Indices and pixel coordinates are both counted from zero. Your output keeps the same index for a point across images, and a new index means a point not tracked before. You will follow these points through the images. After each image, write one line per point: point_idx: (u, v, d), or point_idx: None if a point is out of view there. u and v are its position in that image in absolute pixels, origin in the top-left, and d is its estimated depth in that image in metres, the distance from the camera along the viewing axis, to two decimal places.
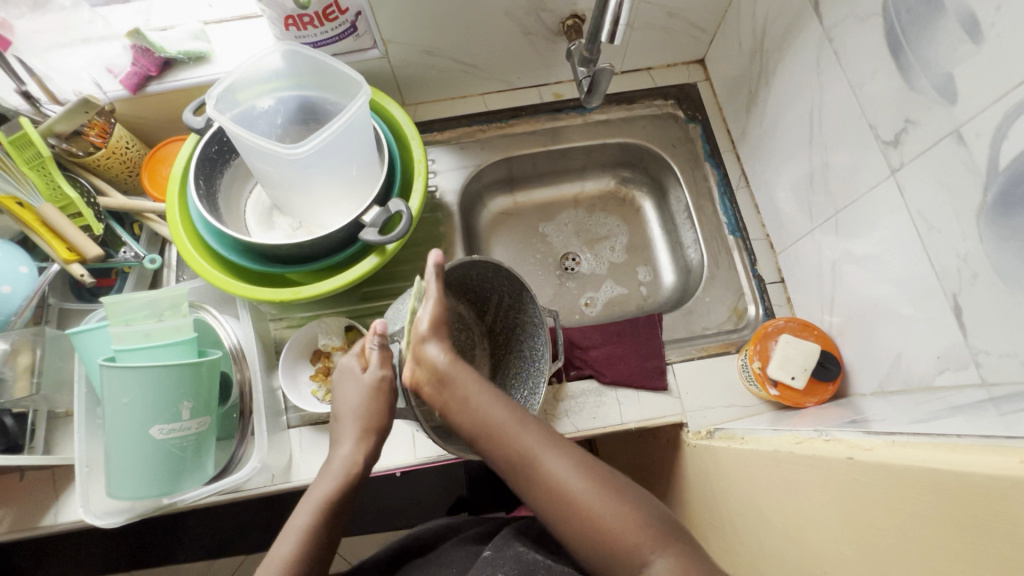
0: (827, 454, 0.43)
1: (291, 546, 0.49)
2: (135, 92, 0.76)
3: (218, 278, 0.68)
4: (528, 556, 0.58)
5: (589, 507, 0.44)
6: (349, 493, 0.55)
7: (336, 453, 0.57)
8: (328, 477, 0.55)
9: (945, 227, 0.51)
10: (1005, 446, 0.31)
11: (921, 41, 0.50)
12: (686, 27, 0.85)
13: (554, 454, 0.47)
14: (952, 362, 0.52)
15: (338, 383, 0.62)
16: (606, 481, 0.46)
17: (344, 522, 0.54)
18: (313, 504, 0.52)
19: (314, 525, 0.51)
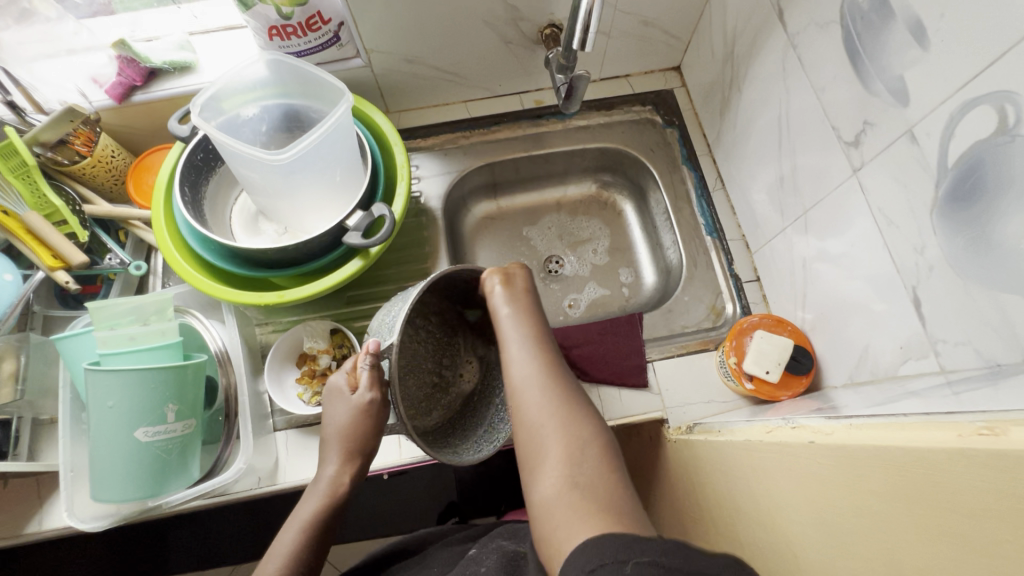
0: (793, 439, 0.45)
1: (278, 566, 0.53)
2: (120, 102, 0.77)
3: (203, 284, 0.69)
4: (509, 546, 0.61)
5: (537, 407, 0.50)
6: (333, 511, 0.57)
7: (321, 472, 0.59)
8: (313, 496, 0.58)
9: (903, 223, 0.53)
10: (948, 422, 0.32)
11: (876, 46, 0.53)
12: (661, 35, 0.88)
13: (528, 364, 0.53)
14: (913, 352, 0.54)
15: (329, 402, 0.61)
16: (566, 398, 0.50)
17: (329, 538, 0.57)
18: (297, 526, 0.55)
19: (298, 546, 0.55)
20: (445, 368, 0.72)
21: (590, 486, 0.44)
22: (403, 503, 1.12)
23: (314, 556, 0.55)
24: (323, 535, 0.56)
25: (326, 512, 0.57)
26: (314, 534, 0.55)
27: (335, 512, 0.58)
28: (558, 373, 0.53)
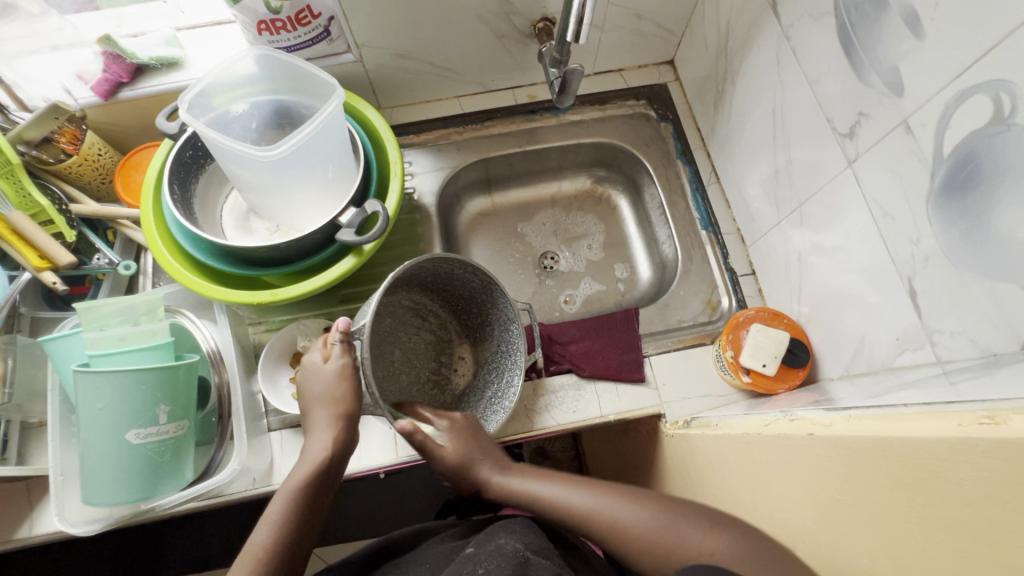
0: (791, 431, 0.44)
1: (269, 535, 0.52)
2: (107, 98, 0.75)
3: (192, 281, 0.68)
4: (510, 548, 0.59)
5: (670, 542, 0.47)
6: (322, 479, 0.56)
7: (309, 439, 0.59)
8: (302, 463, 0.57)
9: (898, 214, 0.53)
10: (946, 411, 0.32)
11: (870, 38, 0.53)
12: (654, 29, 0.88)
13: (623, 507, 0.52)
14: (909, 343, 0.54)
15: (307, 377, 0.61)
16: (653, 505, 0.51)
17: (321, 507, 0.56)
18: (286, 492, 0.55)
19: (286, 512, 0.53)
20: (439, 365, 0.77)
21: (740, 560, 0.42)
22: (401, 502, 1.12)
23: (308, 526, 0.54)
24: (314, 501, 0.55)
25: (316, 479, 0.56)
26: (305, 500, 0.55)
27: (326, 477, 0.57)
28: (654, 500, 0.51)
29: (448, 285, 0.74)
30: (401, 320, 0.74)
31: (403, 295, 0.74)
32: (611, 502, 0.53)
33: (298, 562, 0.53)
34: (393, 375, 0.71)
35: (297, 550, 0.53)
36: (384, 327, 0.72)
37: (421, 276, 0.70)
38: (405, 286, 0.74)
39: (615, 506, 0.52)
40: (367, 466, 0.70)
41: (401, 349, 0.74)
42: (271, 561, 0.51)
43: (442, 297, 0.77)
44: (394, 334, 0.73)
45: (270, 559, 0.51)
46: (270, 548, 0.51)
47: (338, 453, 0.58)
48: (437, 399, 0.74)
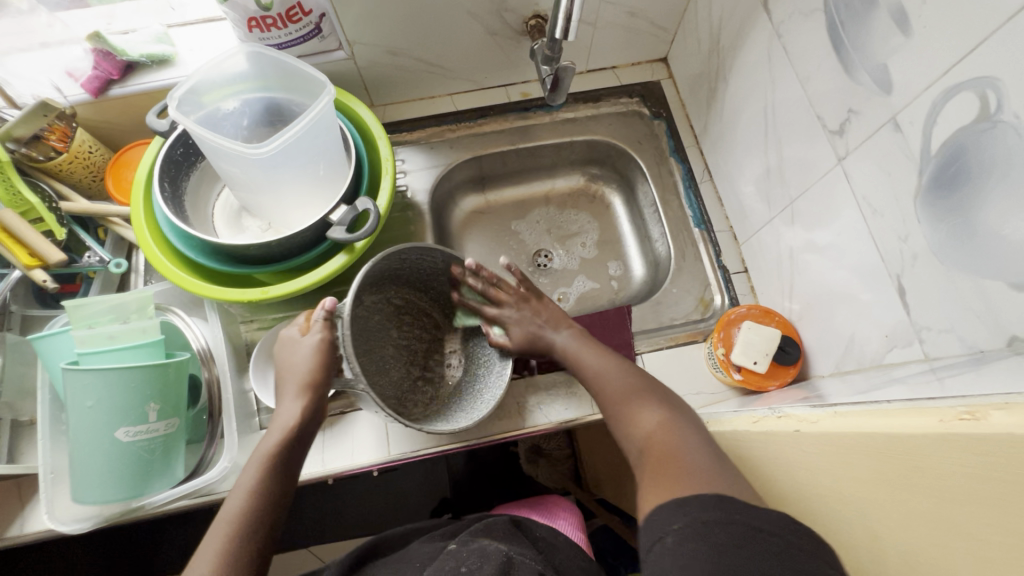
0: (778, 428, 0.44)
1: (243, 502, 0.51)
2: (97, 96, 0.75)
3: (179, 277, 0.68)
4: (491, 547, 0.61)
5: (640, 413, 0.54)
6: (291, 448, 0.56)
7: (281, 411, 0.58)
8: (273, 433, 0.56)
9: (886, 211, 0.53)
10: (929, 408, 0.32)
11: (859, 34, 0.53)
12: (647, 26, 0.88)
13: (617, 371, 0.61)
14: (898, 340, 0.54)
15: (285, 355, 0.61)
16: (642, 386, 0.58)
17: (293, 475, 0.56)
18: (258, 463, 0.54)
19: (258, 483, 0.53)
20: (430, 362, 0.76)
21: (671, 440, 0.49)
22: (396, 500, 1.12)
23: (281, 491, 0.54)
24: (286, 468, 0.55)
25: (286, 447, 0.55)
26: (276, 466, 0.54)
27: (295, 446, 0.56)
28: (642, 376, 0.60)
29: (437, 280, 0.75)
30: (391, 316, 0.74)
31: (394, 292, 0.74)
32: (610, 369, 0.62)
33: (273, 529, 0.52)
34: (384, 370, 0.71)
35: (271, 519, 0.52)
36: (375, 323, 0.72)
37: (411, 269, 0.71)
38: (393, 284, 0.73)
39: (612, 371, 0.61)
40: (359, 464, 0.70)
41: (391, 345, 0.73)
42: (246, 527, 0.50)
43: (431, 294, 0.78)
44: (385, 329, 0.73)
45: (244, 524, 0.50)
46: (244, 514, 0.50)
47: (308, 423, 0.58)
48: (428, 394, 0.74)
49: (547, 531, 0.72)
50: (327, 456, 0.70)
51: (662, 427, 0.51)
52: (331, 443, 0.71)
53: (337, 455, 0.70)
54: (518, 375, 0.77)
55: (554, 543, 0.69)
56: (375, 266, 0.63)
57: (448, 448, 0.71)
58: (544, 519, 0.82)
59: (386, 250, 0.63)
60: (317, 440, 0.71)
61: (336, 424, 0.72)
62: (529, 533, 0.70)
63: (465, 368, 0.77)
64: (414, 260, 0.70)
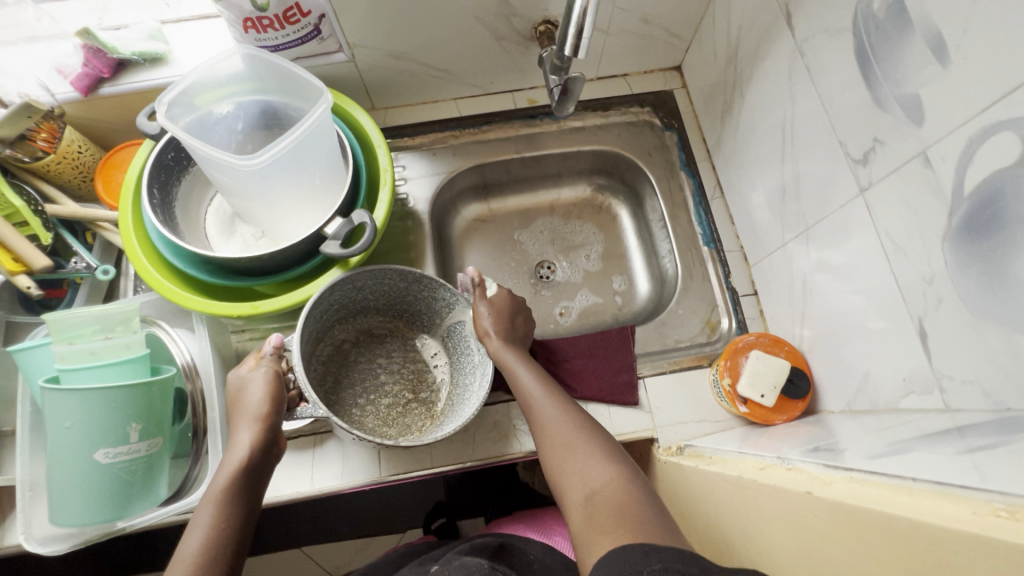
0: (787, 484, 0.42)
1: (202, 539, 0.48)
2: (87, 94, 0.72)
3: (172, 291, 0.65)
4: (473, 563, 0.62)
5: (586, 464, 0.51)
6: (248, 478, 0.53)
7: (233, 441, 0.55)
8: (226, 464, 0.54)
9: (910, 249, 0.50)
10: (959, 496, 0.30)
11: (890, 60, 0.49)
12: (662, 34, 0.84)
13: (557, 409, 0.58)
14: (917, 385, 0.51)
15: (235, 393, 0.59)
16: (588, 431, 0.55)
17: (252, 505, 0.53)
18: (212, 499, 0.51)
19: (216, 518, 0.50)
20: (421, 383, 0.74)
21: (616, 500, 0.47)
22: (389, 506, 1.10)
23: (242, 522, 0.51)
24: (243, 500, 0.52)
25: (240, 480, 0.53)
26: (233, 499, 0.52)
27: (250, 478, 0.54)
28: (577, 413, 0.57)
29: (401, 303, 0.74)
30: (366, 347, 0.75)
31: (361, 323, 0.75)
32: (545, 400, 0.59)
33: (235, 565, 0.49)
34: (366, 401, 0.71)
35: (233, 552, 0.50)
36: (350, 359, 0.74)
37: (362, 295, 0.71)
38: (361, 314, 0.75)
39: (547, 405, 0.59)
40: (347, 485, 0.68)
41: (372, 376, 0.74)
42: (208, 564, 0.47)
43: (403, 316, 0.77)
44: (362, 362, 0.74)
45: (205, 563, 0.47)
46: (204, 551, 0.48)
47: (262, 452, 0.55)
48: (422, 416, 0.71)
49: (541, 551, 0.68)
50: (316, 474, 0.68)
51: (612, 485, 0.49)
52: (320, 460, 0.69)
53: (326, 474, 0.68)
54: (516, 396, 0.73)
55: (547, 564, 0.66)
56: (317, 301, 0.64)
57: (441, 470, 0.69)
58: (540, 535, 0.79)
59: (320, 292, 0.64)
60: (306, 456, 0.69)
61: (324, 441, 0.70)
62: (522, 556, 0.67)
63: (456, 385, 0.73)
64: (359, 288, 0.70)
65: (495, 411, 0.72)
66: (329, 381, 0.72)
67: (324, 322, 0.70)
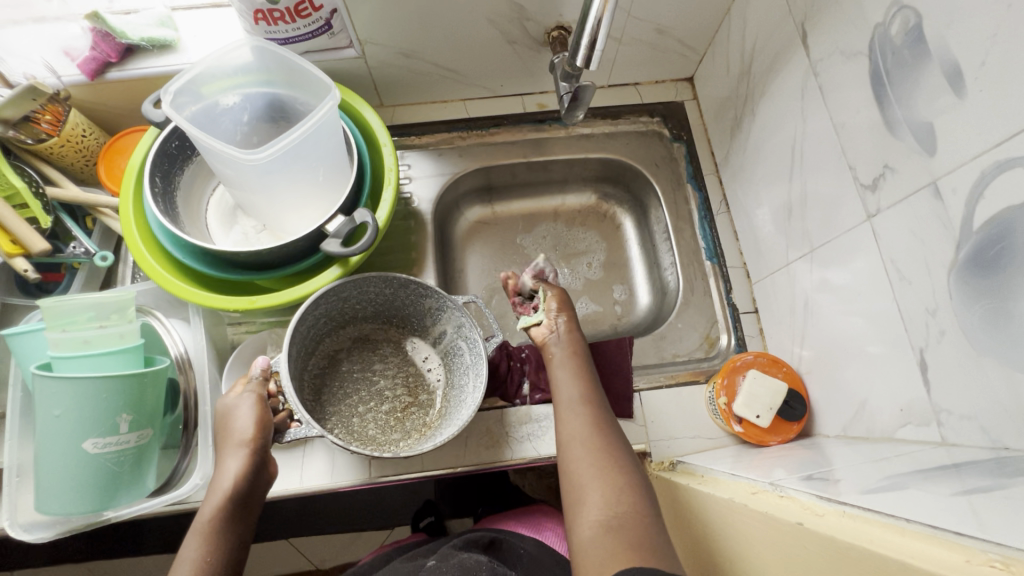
0: (778, 512, 0.42)
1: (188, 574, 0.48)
2: (94, 78, 0.71)
3: (177, 285, 0.65)
4: (471, 561, 0.62)
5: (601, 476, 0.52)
6: (235, 507, 0.53)
7: (219, 467, 0.54)
8: (212, 494, 0.52)
9: (915, 279, 0.50)
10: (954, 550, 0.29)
11: (905, 87, 0.49)
12: (675, 45, 0.83)
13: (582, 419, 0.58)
14: (914, 416, 0.51)
15: (219, 418, 0.57)
16: (612, 449, 0.55)
17: (241, 533, 0.53)
18: (199, 532, 0.50)
19: (203, 552, 0.50)
20: (415, 389, 0.73)
21: (622, 527, 0.47)
22: (379, 502, 1.09)
23: (230, 551, 0.52)
24: (229, 529, 0.52)
25: (227, 511, 0.52)
26: (219, 530, 0.51)
27: (238, 507, 0.53)
28: (602, 416, 0.58)
29: (390, 308, 0.74)
30: (359, 353, 0.75)
31: (351, 331, 0.75)
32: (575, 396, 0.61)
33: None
34: (365, 410, 0.70)
35: None
36: (344, 369, 0.73)
37: (352, 303, 0.70)
38: (351, 321, 0.74)
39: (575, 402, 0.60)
40: (338, 484, 0.68)
41: (368, 383, 0.73)
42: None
43: (394, 322, 0.76)
44: (357, 370, 0.73)
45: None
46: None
47: (250, 479, 0.54)
48: (421, 420, 0.71)
49: (533, 546, 0.67)
50: (306, 472, 0.68)
51: (625, 512, 0.49)
52: (311, 458, 0.69)
53: (316, 472, 0.68)
54: (510, 403, 0.75)
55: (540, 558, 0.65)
56: (303, 317, 0.63)
57: (431, 474, 0.69)
58: (532, 529, 0.76)
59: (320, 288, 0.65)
60: (297, 454, 0.69)
61: (314, 439, 0.69)
62: (513, 552, 0.66)
63: (451, 391, 0.73)
64: (346, 297, 0.69)
65: (488, 417, 0.72)
66: (325, 392, 0.71)
67: (314, 333, 0.69)
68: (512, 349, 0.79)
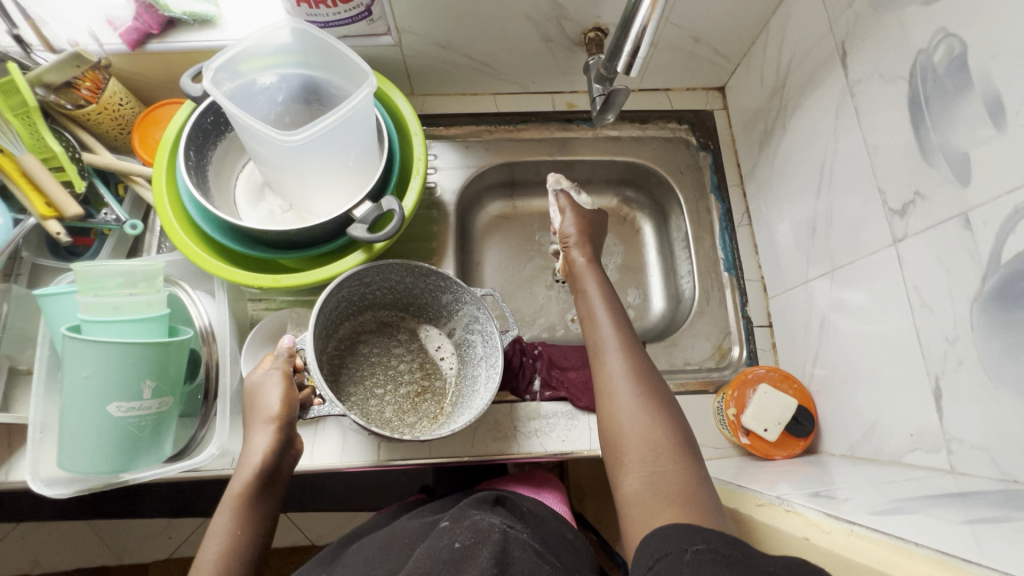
0: (787, 529, 0.43)
1: (221, 546, 0.51)
2: (134, 48, 0.72)
3: (209, 263, 0.66)
4: (484, 523, 0.55)
5: (640, 425, 0.52)
6: (262, 482, 0.54)
7: (247, 442, 0.56)
8: (241, 468, 0.54)
9: (937, 307, 0.50)
10: None
11: (944, 116, 0.49)
12: (710, 54, 0.83)
13: (620, 365, 0.58)
14: (924, 442, 0.51)
15: (248, 394, 0.58)
16: (653, 398, 0.54)
17: (269, 508, 0.55)
18: (229, 505, 0.53)
19: (233, 525, 0.52)
20: (428, 376, 0.75)
21: (666, 483, 0.48)
22: (379, 484, 1.10)
23: (259, 526, 0.54)
24: (255, 505, 0.54)
25: (254, 486, 0.53)
26: (247, 505, 0.53)
27: (266, 482, 0.55)
28: (642, 362, 0.58)
29: (408, 297, 0.75)
30: (375, 338, 0.76)
31: (370, 316, 0.76)
32: (611, 344, 0.60)
33: (256, 563, 0.53)
34: (380, 394, 0.72)
35: (251, 555, 0.53)
36: (362, 352, 0.74)
37: (373, 289, 0.71)
38: (371, 307, 0.75)
39: (611, 349, 0.59)
40: (347, 464, 0.69)
41: (384, 368, 0.74)
42: (227, 570, 0.51)
43: (411, 310, 0.77)
44: (374, 354, 0.75)
45: (225, 568, 0.51)
46: (224, 557, 0.51)
47: (277, 455, 0.55)
48: (435, 408, 0.72)
49: (533, 503, 0.65)
50: (316, 451, 0.69)
51: (670, 467, 0.49)
52: (322, 436, 0.70)
53: (326, 451, 0.69)
54: (520, 398, 0.75)
55: (542, 517, 0.63)
56: (328, 299, 0.65)
57: (439, 462, 0.70)
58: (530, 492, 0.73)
59: (343, 273, 0.66)
60: (309, 432, 0.70)
61: (327, 419, 0.71)
62: (516, 507, 0.63)
63: (465, 379, 0.73)
64: (367, 283, 0.70)
65: (498, 410, 0.73)
66: (343, 373, 0.72)
67: (334, 316, 0.70)
68: (524, 345, 0.79)
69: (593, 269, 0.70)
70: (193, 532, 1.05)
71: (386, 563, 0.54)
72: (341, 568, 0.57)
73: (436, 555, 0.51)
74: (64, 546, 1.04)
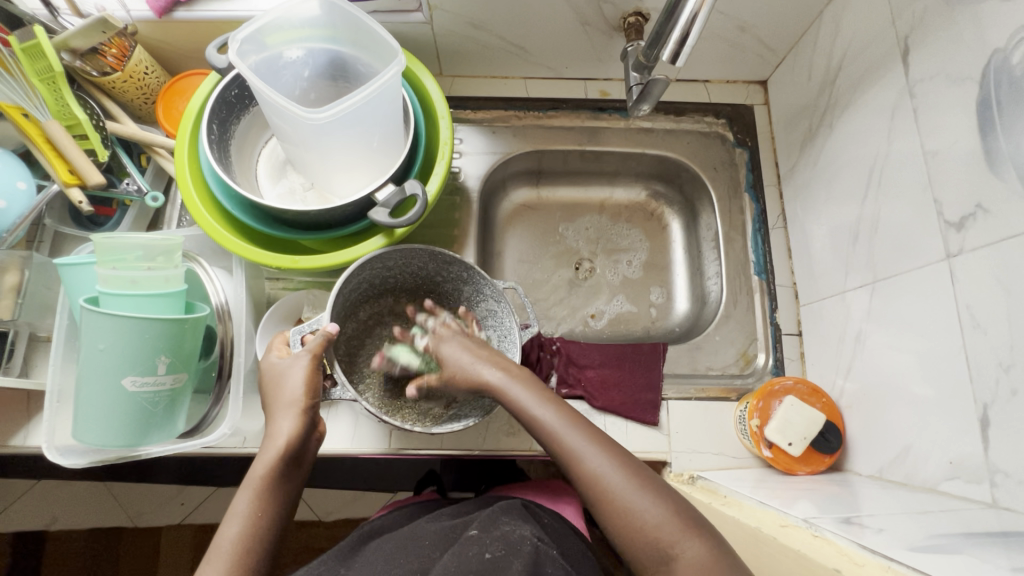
0: (814, 555, 0.41)
1: (240, 528, 0.50)
2: (161, 16, 0.71)
3: (236, 243, 0.65)
4: (516, 536, 0.53)
5: (647, 519, 0.46)
6: (287, 463, 0.54)
7: (272, 425, 0.55)
8: (266, 451, 0.53)
9: (992, 330, 0.47)
10: None
11: (1018, 124, 0.45)
12: (755, 44, 0.78)
13: (598, 460, 0.50)
14: (965, 472, 0.49)
15: (269, 380, 0.58)
16: (646, 481, 0.49)
17: (291, 493, 0.54)
18: (253, 486, 0.52)
19: (255, 508, 0.51)
20: None
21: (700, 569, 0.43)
22: (388, 467, 1.10)
23: (280, 508, 0.52)
24: (278, 486, 0.53)
25: (278, 467, 0.53)
26: (271, 487, 0.52)
27: (290, 464, 0.54)
28: (620, 449, 0.51)
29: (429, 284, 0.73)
30: (394, 323, 0.75)
31: (390, 301, 0.75)
32: (578, 441, 0.51)
33: (275, 548, 0.52)
34: (395, 380, 0.71)
35: (271, 539, 0.51)
36: (379, 335, 0.74)
37: (394, 273, 0.70)
38: (393, 291, 0.74)
39: (581, 447, 0.51)
40: (359, 450, 0.69)
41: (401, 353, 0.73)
42: (248, 553, 0.49)
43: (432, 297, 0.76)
44: (392, 337, 0.74)
45: (245, 552, 0.49)
46: (244, 538, 0.49)
47: (302, 438, 0.55)
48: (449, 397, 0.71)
49: (551, 517, 0.64)
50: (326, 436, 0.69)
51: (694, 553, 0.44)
52: (335, 419, 0.69)
53: (337, 436, 0.69)
54: None
55: (560, 532, 0.62)
56: (348, 279, 0.63)
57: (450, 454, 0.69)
58: (548, 502, 0.72)
59: (363, 256, 0.64)
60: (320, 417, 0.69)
61: (339, 404, 0.70)
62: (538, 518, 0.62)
63: None
64: (387, 266, 0.68)
65: None
66: (359, 356, 0.72)
67: (354, 299, 0.69)
68: (544, 339, 0.77)
69: (515, 372, 0.58)
70: (205, 500, 1.07)
71: (404, 563, 0.54)
72: (357, 568, 0.55)
73: (467, 564, 0.49)
74: (80, 505, 1.06)
